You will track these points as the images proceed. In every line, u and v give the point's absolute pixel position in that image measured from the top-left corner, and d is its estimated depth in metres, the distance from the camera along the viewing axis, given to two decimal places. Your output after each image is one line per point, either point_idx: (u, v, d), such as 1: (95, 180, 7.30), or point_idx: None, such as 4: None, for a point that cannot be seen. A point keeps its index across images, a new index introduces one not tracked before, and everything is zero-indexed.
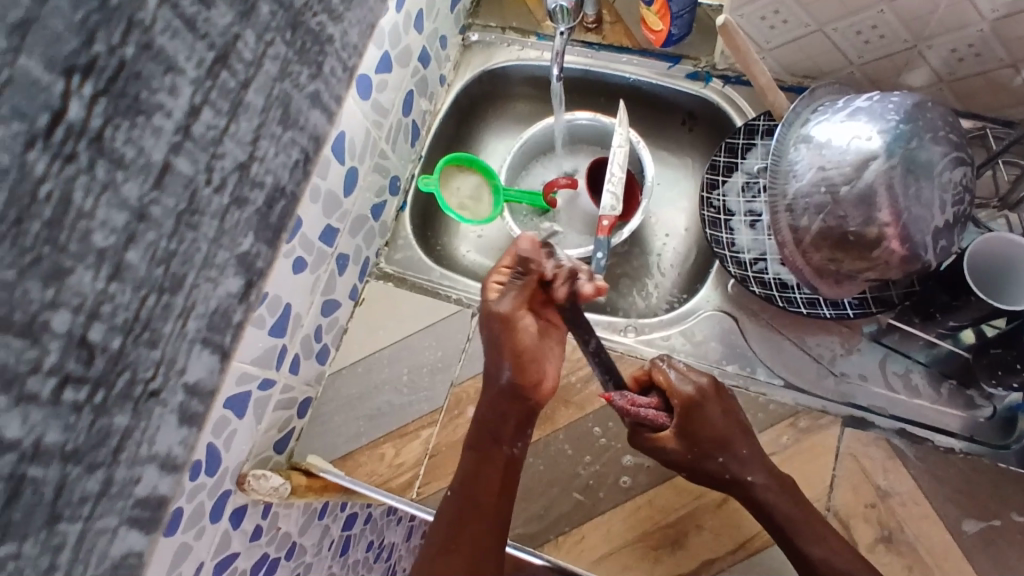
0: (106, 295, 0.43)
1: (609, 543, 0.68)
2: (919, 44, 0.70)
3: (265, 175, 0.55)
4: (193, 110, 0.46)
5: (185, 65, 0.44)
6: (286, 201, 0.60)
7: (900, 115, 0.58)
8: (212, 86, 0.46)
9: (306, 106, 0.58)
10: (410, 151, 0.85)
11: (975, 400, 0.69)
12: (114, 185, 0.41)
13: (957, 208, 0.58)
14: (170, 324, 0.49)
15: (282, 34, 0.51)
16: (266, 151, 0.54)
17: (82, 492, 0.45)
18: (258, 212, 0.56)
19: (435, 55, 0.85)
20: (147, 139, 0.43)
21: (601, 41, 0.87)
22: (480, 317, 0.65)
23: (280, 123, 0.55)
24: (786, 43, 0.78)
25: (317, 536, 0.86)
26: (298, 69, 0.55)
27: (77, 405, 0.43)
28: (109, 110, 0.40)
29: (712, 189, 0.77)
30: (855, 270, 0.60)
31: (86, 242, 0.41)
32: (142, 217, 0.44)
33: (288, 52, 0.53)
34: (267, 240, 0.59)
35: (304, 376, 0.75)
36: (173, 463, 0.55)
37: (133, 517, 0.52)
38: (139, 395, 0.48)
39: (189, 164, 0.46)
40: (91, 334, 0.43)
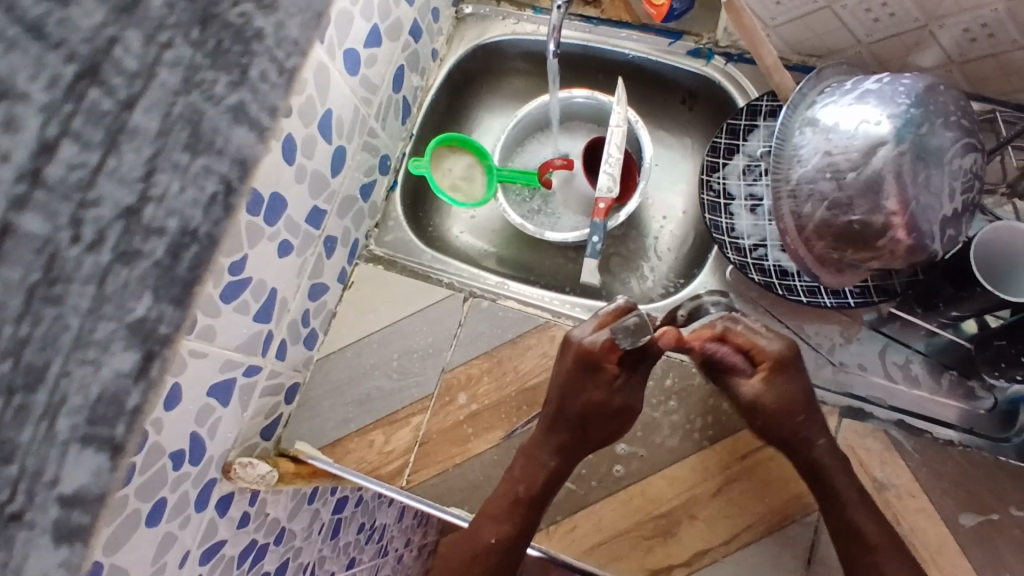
0: None
1: (601, 533, 0.67)
2: (930, 23, 0.67)
3: (166, 219, 0.45)
4: (46, 146, 0.40)
5: (29, 87, 0.39)
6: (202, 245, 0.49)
7: (911, 99, 0.55)
8: (74, 110, 0.41)
9: (226, 122, 0.47)
10: (400, 129, 0.82)
11: (976, 391, 0.68)
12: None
13: (966, 196, 0.56)
14: (28, 431, 0.41)
15: (184, 31, 0.44)
16: (167, 187, 0.45)
17: None
18: (158, 267, 0.46)
19: (427, 29, 0.81)
20: None
21: (600, 16, 0.84)
22: (573, 403, 0.65)
23: (188, 148, 0.45)
24: (792, 20, 0.75)
25: (307, 520, 0.85)
26: (212, 76, 0.46)
27: None
28: None
29: (712, 172, 0.75)
30: (858, 259, 0.59)
31: None
32: None
33: (196, 54, 0.45)
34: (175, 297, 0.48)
35: (292, 361, 0.73)
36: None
37: None
38: None
39: (42, 221, 0.40)
40: None
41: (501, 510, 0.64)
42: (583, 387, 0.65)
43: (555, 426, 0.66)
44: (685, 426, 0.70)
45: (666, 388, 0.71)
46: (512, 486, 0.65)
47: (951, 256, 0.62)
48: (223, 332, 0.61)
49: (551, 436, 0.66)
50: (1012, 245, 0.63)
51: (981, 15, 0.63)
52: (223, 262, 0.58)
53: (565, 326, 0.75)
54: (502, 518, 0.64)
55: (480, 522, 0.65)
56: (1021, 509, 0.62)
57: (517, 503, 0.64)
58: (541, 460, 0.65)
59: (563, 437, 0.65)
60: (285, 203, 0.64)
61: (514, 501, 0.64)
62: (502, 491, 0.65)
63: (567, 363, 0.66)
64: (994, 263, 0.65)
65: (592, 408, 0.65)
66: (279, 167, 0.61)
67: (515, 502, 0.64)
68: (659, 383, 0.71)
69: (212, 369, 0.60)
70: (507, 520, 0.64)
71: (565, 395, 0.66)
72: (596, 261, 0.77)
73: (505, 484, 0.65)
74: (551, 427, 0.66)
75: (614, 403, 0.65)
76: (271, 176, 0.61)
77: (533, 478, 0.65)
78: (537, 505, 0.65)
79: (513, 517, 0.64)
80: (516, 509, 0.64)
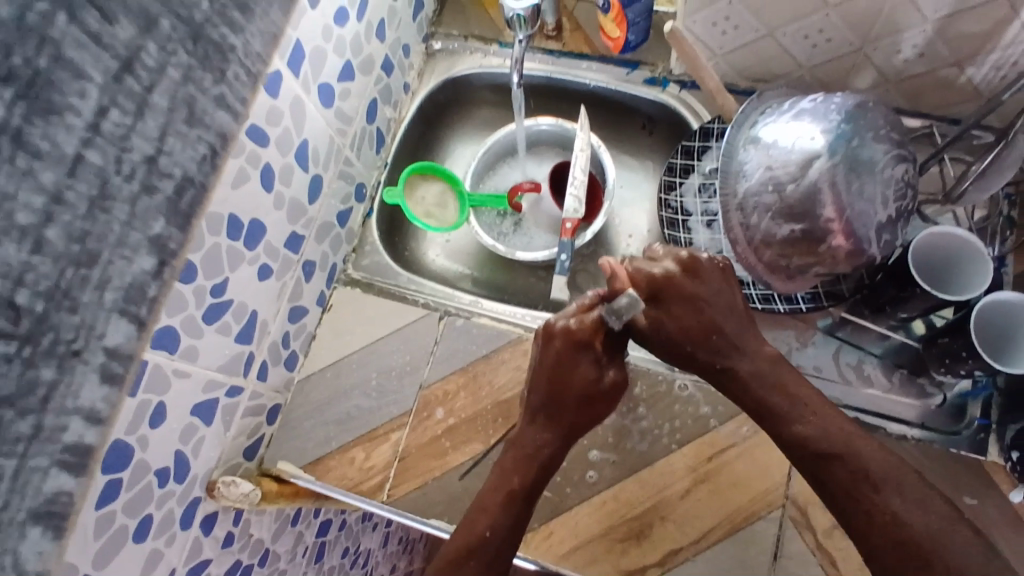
0: (28, 266, 0.41)
1: (578, 538, 0.70)
2: (865, 46, 0.73)
3: (173, 166, 0.50)
4: (102, 109, 0.43)
5: (94, 73, 0.42)
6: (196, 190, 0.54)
7: (841, 115, 0.60)
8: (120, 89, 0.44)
9: (212, 106, 0.53)
10: (375, 158, 0.86)
11: (927, 388, 0.72)
12: (32, 174, 0.40)
13: (900, 204, 0.60)
14: (89, 294, 0.46)
15: (184, 43, 0.48)
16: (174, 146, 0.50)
17: (14, 434, 0.42)
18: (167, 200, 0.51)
19: (398, 63, 0.86)
20: (60, 134, 0.41)
21: (561, 48, 0.89)
22: (570, 384, 0.63)
23: (188, 122, 0.50)
24: (738, 48, 0.79)
25: (291, 542, 0.86)
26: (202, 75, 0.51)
27: (7, 356, 0.41)
28: (26, 112, 0.39)
29: (670, 190, 0.79)
30: (804, 265, 0.63)
31: (9, 220, 0.39)
32: (58, 201, 0.42)
33: (192, 61, 0.49)
34: (178, 224, 0.53)
35: (272, 383, 0.75)
36: (97, 417, 0.50)
37: (63, 461, 0.47)
38: (62, 354, 0.45)
39: (100, 157, 0.44)
40: (18, 297, 0.41)
41: (494, 501, 0.60)
42: (576, 368, 0.63)
43: (555, 417, 0.63)
44: (654, 431, 0.72)
45: (635, 396, 0.74)
46: (500, 486, 0.61)
47: (891, 260, 0.67)
48: (206, 354, 0.64)
49: (547, 427, 0.63)
50: (951, 249, 0.68)
51: (911, 36, 0.69)
52: (205, 284, 0.61)
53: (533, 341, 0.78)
54: (495, 509, 0.60)
55: (473, 514, 0.60)
56: (975, 498, 0.66)
57: (512, 495, 0.61)
58: (535, 452, 0.63)
59: (553, 427, 0.63)
60: (264, 229, 0.68)
61: (506, 491, 0.61)
62: (493, 482, 0.62)
63: (558, 345, 0.64)
64: (929, 261, 0.69)
65: (589, 389, 0.63)
66: (256, 195, 0.65)
67: (510, 493, 0.61)
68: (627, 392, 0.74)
69: (194, 389, 0.63)
70: (498, 506, 0.60)
71: (559, 380, 0.63)
72: (566, 276, 0.81)
73: (499, 476, 0.62)
74: (553, 414, 0.63)
75: (605, 381, 0.64)
76: (248, 205, 0.65)
77: (528, 469, 0.62)
78: (531, 500, 0.61)
79: (508, 507, 0.60)
80: (511, 502, 0.60)
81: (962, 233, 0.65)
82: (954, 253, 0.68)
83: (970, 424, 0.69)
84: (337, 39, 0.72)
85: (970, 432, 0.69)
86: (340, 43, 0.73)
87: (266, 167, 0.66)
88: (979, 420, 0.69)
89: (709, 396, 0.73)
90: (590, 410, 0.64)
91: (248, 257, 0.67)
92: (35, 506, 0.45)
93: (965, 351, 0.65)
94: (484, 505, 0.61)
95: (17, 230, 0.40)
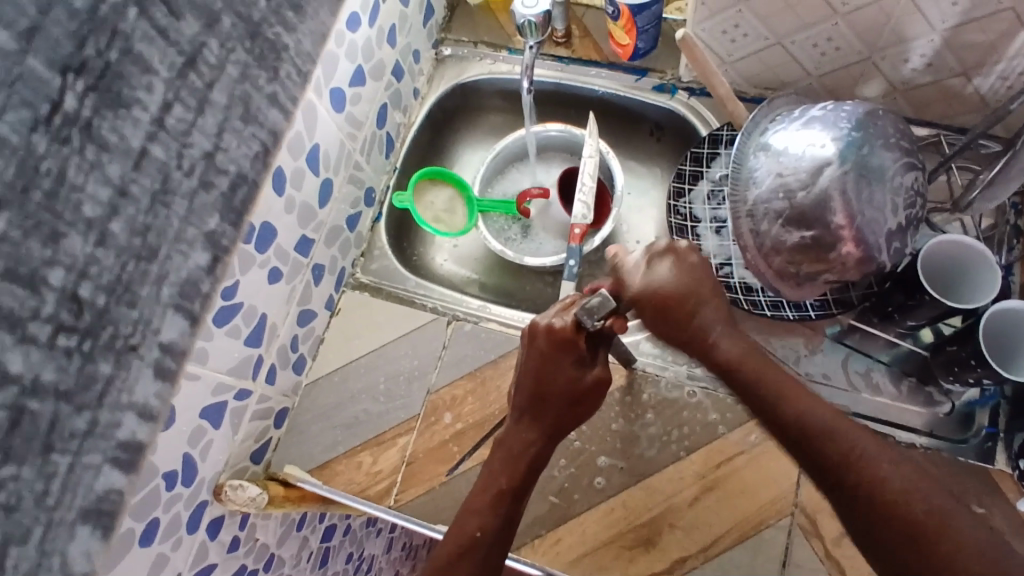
0: (93, 257, 0.46)
1: (585, 544, 0.70)
2: (873, 55, 0.73)
3: (228, 164, 0.57)
4: (166, 105, 0.49)
5: (159, 67, 0.48)
6: (250, 187, 0.61)
7: (852, 123, 0.60)
8: (182, 85, 0.50)
9: (265, 105, 0.60)
10: (384, 163, 0.86)
11: (934, 396, 0.72)
12: (100, 166, 0.45)
13: (909, 212, 0.61)
14: (147, 288, 0.51)
15: (242, 42, 0.55)
16: (230, 143, 0.57)
17: (71, 429, 0.48)
18: (225, 200, 0.58)
19: (408, 68, 0.87)
20: (127, 127, 0.47)
21: (571, 55, 0.90)
22: (555, 378, 0.62)
23: (242, 119, 0.57)
24: (746, 56, 0.79)
25: (296, 547, 0.86)
26: (258, 73, 0.57)
27: (69, 350, 0.46)
28: (97, 103, 0.44)
29: (678, 197, 0.79)
30: (814, 272, 0.63)
31: (77, 211, 0.45)
32: (123, 193, 0.47)
33: (248, 59, 0.56)
34: (233, 222, 0.60)
35: (281, 386, 0.76)
36: (150, 413, 0.56)
37: (115, 457, 0.53)
38: (120, 347, 0.50)
39: (163, 151, 0.50)
40: (81, 290, 0.46)
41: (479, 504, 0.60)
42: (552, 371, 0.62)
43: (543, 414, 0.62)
44: (662, 438, 0.72)
45: (643, 402, 0.74)
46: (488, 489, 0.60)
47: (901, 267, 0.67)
48: (215, 356, 0.64)
49: (535, 430, 0.62)
50: (955, 258, 0.68)
51: (919, 46, 0.70)
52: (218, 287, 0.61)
53: None
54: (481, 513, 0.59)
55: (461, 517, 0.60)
56: (981, 505, 0.66)
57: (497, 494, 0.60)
58: (525, 454, 0.62)
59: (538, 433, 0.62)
60: (275, 233, 0.68)
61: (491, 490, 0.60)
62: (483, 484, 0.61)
63: (542, 343, 0.63)
64: (934, 270, 0.69)
65: (576, 389, 0.62)
66: (268, 199, 0.65)
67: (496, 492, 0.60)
68: (636, 398, 0.74)
69: (204, 392, 0.63)
70: (484, 507, 0.59)
71: (546, 378, 0.62)
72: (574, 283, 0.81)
73: (487, 477, 0.61)
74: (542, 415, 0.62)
75: (589, 378, 0.62)
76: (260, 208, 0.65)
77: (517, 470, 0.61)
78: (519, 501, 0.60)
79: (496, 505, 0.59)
80: (497, 505, 0.59)
81: (971, 241, 0.66)
82: (958, 262, 0.68)
83: (978, 432, 0.69)
84: (349, 44, 0.73)
85: (977, 440, 0.69)
86: (352, 48, 0.73)
87: (278, 170, 0.66)
88: (987, 428, 0.69)
89: (718, 403, 0.73)
90: (579, 406, 0.62)
91: (260, 261, 0.67)
92: (88, 501, 0.50)
93: (974, 359, 0.65)
94: (473, 507, 0.60)
95: (84, 222, 0.45)
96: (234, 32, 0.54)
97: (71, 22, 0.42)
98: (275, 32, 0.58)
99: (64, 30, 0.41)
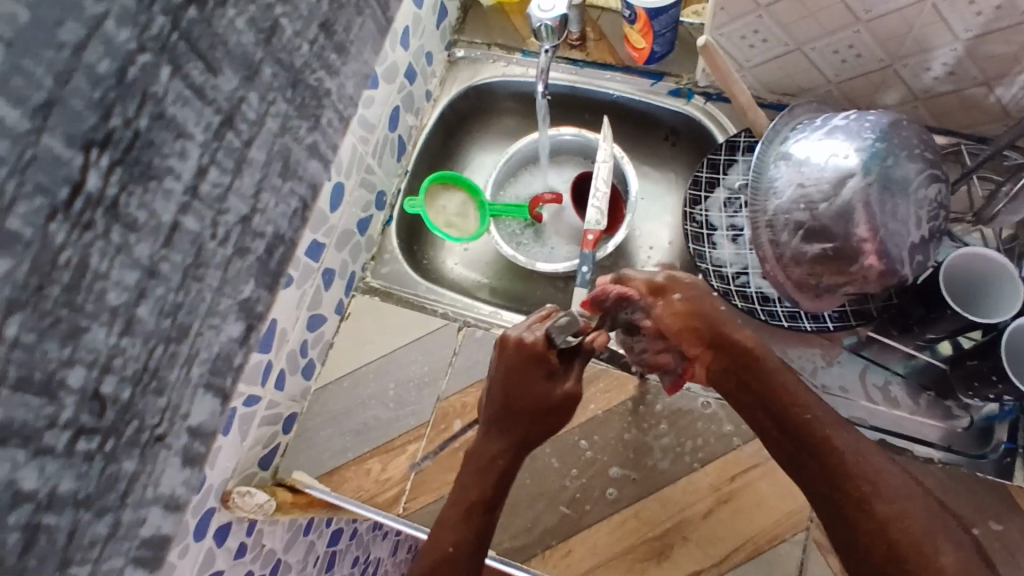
0: (118, 349, 0.47)
1: (596, 556, 0.69)
2: (894, 64, 0.72)
3: (264, 226, 0.61)
4: (201, 171, 0.51)
5: (194, 130, 0.49)
6: (285, 247, 0.66)
7: (876, 133, 0.59)
8: (218, 146, 0.52)
9: (304, 157, 0.64)
10: (396, 166, 0.85)
11: (953, 410, 0.71)
12: (127, 249, 0.46)
13: (932, 224, 0.60)
14: (176, 371, 0.54)
15: (283, 93, 0.58)
16: (267, 204, 0.60)
17: (93, 534, 0.50)
18: (258, 260, 0.62)
19: (421, 71, 0.86)
20: (158, 202, 0.48)
21: (586, 58, 0.88)
22: (522, 397, 0.63)
23: (280, 175, 0.61)
24: (765, 61, 0.78)
25: (303, 552, 0.85)
26: (298, 123, 0.62)
27: (89, 454, 0.48)
28: (124, 178, 0.45)
29: (695, 205, 0.77)
30: (834, 284, 0.62)
31: (101, 301, 0.45)
32: (152, 273, 0.49)
33: (288, 109, 0.60)
34: (266, 285, 0.65)
35: (289, 392, 0.75)
36: (177, 502, 0.60)
37: (139, 555, 0.56)
38: (145, 441, 0.53)
39: (196, 222, 0.52)
40: (104, 387, 0.47)
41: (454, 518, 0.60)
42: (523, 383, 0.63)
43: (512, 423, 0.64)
44: (676, 449, 0.71)
45: (656, 413, 0.73)
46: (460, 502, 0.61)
47: (923, 280, 0.65)
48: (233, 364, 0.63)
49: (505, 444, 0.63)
50: (981, 271, 0.67)
51: (942, 54, 0.68)
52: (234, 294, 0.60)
53: None
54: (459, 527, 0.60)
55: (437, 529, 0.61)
56: (1000, 523, 0.65)
57: (470, 506, 0.61)
58: (496, 469, 0.63)
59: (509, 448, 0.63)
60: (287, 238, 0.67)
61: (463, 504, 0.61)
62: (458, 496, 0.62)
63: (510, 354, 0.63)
64: (957, 284, 0.68)
65: (545, 402, 0.63)
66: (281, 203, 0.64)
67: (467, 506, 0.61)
68: (649, 408, 0.73)
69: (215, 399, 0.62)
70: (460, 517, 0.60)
71: (514, 394, 0.63)
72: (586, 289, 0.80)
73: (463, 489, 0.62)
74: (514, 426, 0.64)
75: (557, 395, 0.64)
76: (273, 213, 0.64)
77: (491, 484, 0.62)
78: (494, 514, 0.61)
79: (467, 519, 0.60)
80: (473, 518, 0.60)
81: (988, 253, 0.65)
82: (983, 276, 0.67)
83: (998, 447, 0.68)
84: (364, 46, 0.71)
85: (997, 456, 0.68)
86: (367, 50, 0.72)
87: None
88: (1006, 443, 0.68)
89: (733, 414, 0.72)
90: (545, 420, 0.64)
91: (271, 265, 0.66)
92: None
93: (995, 375, 0.63)
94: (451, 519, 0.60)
95: (109, 312, 0.46)
96: (273, 83, 0.57)
97: (95, 90, 0.41)
98: (316, 79, 0.62)
99: (87, 99, 0.40)
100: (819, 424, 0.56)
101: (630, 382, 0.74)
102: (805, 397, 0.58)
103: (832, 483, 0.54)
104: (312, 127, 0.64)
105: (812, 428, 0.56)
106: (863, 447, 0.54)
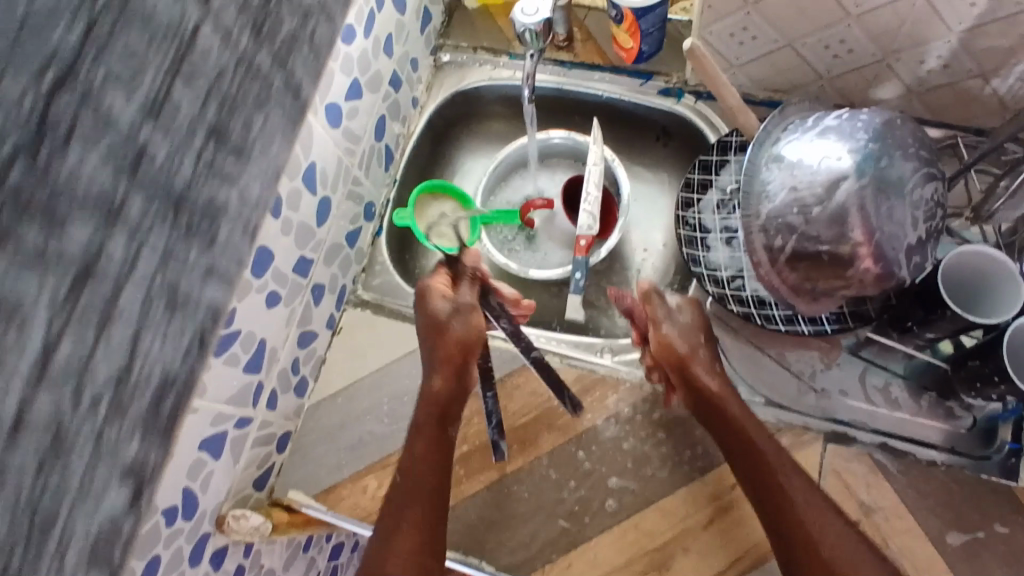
0: None
1: (597, 569, 0.68)
2: (887, 57, 0.70)
3: (149, 372, 0.52)
4: (48, 346, 0.43)
5: (34, 309, 0.41)
6: (178, 394, 0.57)
7: (869, 134, 0.58)
8: (70, 311, 0.44)
9: (197, 283, 0.55)
10: (383, 176, 0.83)
11: (955, 411, 0.70)
12: None
13: (929, 224, 0.58)
14: (45, 565, 0.46)
15: (161, 218, 0.49)
16: (149, 347, 0.51)
17: None
18: (143, 415, 0.53)
19: (406, 77, 0.84)
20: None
21: (573, 59, 0.87)
22: (434, 328, 0.70)
23: (165, 312, 0.52)
24: (756, 58, 0.76)
25: (304, 569, 0.85)
26: (184, 248, 0.52)
27: None
28: None
29: (688, 207, 0.76)
30: (831, 288, 0.61)
31: None
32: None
33: (171, 232, 0.50)
34: (158, 442, 0.56)
35: (282, 411, 0.74)
36: None
37: None
38: None
39: (51, 403, 0.44)
40: None
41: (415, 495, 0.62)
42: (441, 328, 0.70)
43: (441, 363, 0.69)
44: (675, 458, 0.71)
45: (654, 421, 0.72)
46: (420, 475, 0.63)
47: (922, 280, 0.64)
48: (213, 388, 0.62)
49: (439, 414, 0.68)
50: (980, 276, 0.66)
51: (936, 47, 0.67)
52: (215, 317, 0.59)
53: (552, 365, 0.76)
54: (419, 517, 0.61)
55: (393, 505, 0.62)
56: (1006, 525, 0.65)
57: (424, 461, 0.64)
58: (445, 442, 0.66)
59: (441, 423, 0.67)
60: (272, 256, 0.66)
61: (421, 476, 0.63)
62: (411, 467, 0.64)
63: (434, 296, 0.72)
64: (956, 289, 0.67)
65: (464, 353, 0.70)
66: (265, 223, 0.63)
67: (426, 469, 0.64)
68: (647, 416, 0.72)
69: (202, 424, 0.61)
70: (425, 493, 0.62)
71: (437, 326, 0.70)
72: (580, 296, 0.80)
73: (427, 465, 0.64)
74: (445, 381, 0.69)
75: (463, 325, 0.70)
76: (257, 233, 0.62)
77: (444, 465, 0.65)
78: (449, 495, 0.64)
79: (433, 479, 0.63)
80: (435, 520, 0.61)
81: (988, 250, 0.64)
82: (984, 282, 0.66)
83: (1000, 448, 0.68)
84: (345, 56, 0.70)
85: (1000, 457, 0.67)
86: (348, 61, 0.71)
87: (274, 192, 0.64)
88: (1010, 444, 0.68)
89: None
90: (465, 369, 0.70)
91: (257, 286, 0.65)
92: None
93: (996, 375, 0.62)
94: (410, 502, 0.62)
95: None
96: (147, 213, 0.48)
97: None
98: (202, 195, 0.53)
99: None
100: (773, 470, 0.61)
101: (626, 390, 0.74)
102: (765, 446, 0.63)
103: (778, 532, 0.59)
104: (204, 245, 0.54)
105: (767, 475, 0.61)
106: (810, 494, 0.59)
